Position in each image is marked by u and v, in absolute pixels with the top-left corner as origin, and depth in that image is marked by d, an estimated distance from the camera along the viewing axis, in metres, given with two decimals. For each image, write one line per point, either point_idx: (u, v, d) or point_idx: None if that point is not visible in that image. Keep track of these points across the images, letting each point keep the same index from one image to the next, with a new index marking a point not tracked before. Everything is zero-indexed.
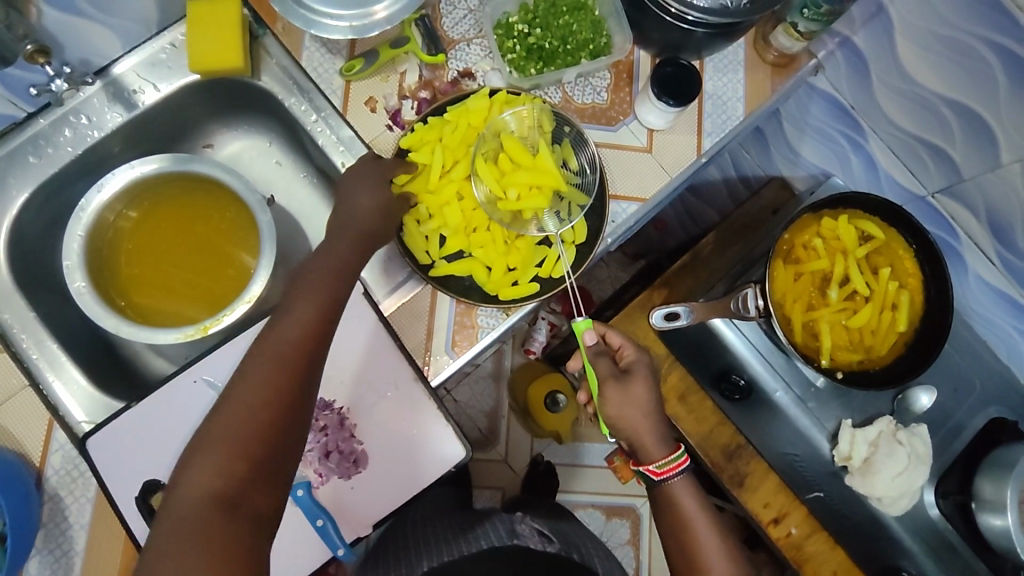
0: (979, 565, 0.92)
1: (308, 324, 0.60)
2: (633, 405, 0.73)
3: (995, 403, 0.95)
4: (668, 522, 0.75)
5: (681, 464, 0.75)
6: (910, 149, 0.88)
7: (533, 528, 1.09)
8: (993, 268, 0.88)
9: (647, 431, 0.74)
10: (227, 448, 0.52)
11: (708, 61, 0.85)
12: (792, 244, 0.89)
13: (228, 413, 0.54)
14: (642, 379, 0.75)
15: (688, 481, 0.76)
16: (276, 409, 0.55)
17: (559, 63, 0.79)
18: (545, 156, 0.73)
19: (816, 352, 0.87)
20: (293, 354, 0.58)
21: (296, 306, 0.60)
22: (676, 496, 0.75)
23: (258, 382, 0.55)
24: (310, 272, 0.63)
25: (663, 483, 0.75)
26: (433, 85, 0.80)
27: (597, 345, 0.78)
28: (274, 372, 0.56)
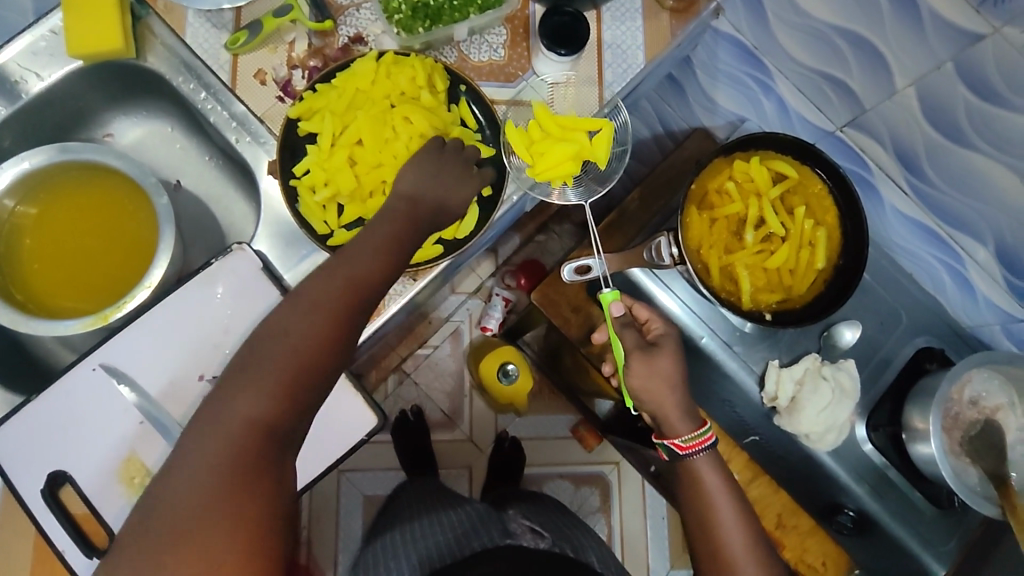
0: (916, 495, 0.93)
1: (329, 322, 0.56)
2: (658, 377, 0.76)
3: (924, 333, 0.96)
4: (690, 496, 0.75)
5: (705, 440, 0.76)
6: (814, 85, 0.86)
7: (525, 527, 1.09)
8: (906, 197, 0.88)
9: (672, 405, 0.76)
10: (226, 447, 0.50)
11: (605, 10, 0.84)
12: (706, 189, 0.89)
13: (227, 407, 0.52)
14: (668, 353, 0.78)
15: (711, 458, 0.76)
16: (279, 412, 0.53)
17: (446, 21, 0.77)
18: (602, 142, 0.76)
19: (737, 297, 0.88)
20: (304, 355, 0.55)
21: (326, 304, 0.57)
22: (700, 471, 0.76)
23: (269, 376, 0.53)
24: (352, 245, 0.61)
25: (686, 457, 0.76)
26: (324, 53, 0.79)
27: (623, 317, 0.80)
28: (284, 369, 0.54)
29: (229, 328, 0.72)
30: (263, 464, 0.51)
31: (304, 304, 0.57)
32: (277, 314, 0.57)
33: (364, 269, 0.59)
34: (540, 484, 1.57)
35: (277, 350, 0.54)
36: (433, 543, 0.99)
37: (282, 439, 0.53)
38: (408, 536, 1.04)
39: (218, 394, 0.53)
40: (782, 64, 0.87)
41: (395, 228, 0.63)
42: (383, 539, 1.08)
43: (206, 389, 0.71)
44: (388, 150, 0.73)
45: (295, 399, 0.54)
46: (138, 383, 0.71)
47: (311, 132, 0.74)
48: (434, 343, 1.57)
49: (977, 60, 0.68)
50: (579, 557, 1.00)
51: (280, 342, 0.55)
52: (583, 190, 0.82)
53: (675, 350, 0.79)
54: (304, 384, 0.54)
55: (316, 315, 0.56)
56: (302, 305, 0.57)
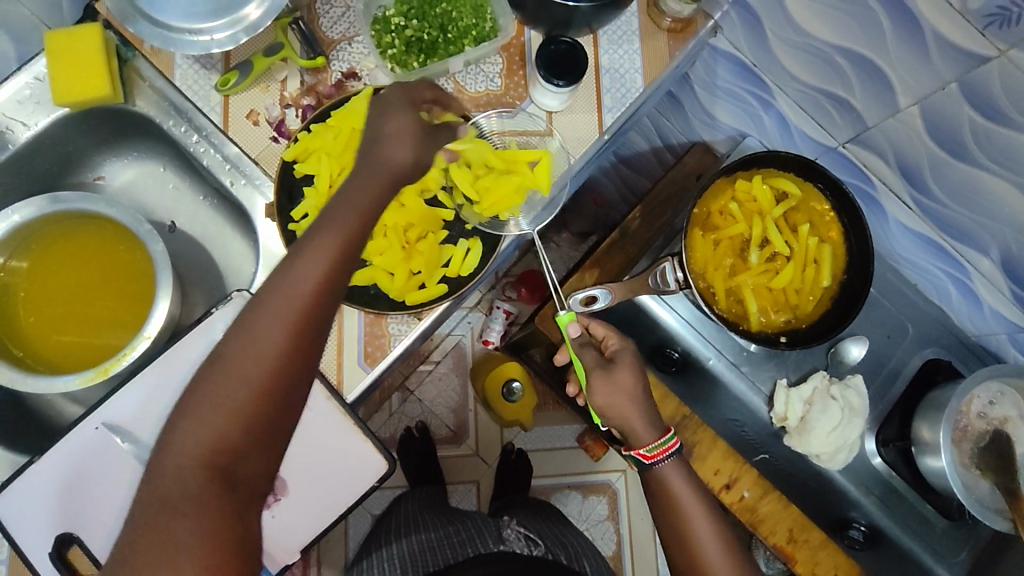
0: (926, 506, 0.93)
1: (288, 332, 0.51)
2: (620, 392, 0.74)
3: (931, 344, 0.96)
4: (659, 505, 0.74)
5: (671, 447, 0.74)
6: (814, 102, 0.85)
7: (519, 532, 1.09)
8: (910, 212, 0.88)
9: (636, 417, 0.74)
10: (185, 474, 0.47)
11: (601, 34, 0.83)
12: (708, 210, 0.88)
13: (184, 433, 0.48)
14: (627, 367, 0.76)
15: (679, 466, 0.75)
16: (238, 432, 0.49)
17: (441, 54, 0.76)
18: (544, 170, 0.75)
19: (743, 318, 0.87)
20: (267, 374, 0.50)
21: (278, 317, 0.50)
22: (668, 480, 0.74)
23: (229, 400, 0.49)
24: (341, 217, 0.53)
25: (653, 466, 0.74)
26: (316, 90, 0.77)
27: (581, 337, 0.80)
28: (245, 390, 0.49)
29: None
30: (226, 488, 0.48)
31: (257, 316, 0.51)
32: (229, 331, 0.51)
33: (315, 271, 0.51)
34: (547, 494, 1.56)
35: (232, 370, 0.49)
36: (432, 556, 0.98)
37: (247, 461, 0.50)
38: (405, 548, 1.02)
39: (178, 418, 0.50)
40: (782, 81, 0.86)
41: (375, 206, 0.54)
42: (379, 551, 1.05)
43: None
44: None
45: (260, 421, 0.50)
46: (142, 439, 0.70)
47: (309, 174, 0.73)
48: (435, 359, 1.55)
49: (982, 81, 0.67)
50: (574, 566, 0.99)
51: (238, 361, 0.50)
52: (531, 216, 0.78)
53: (634, 363, 0.77)
54: (269, 404, 0.50)
55: (270, 329, 0.50)
56: (268, 310, 0.50)
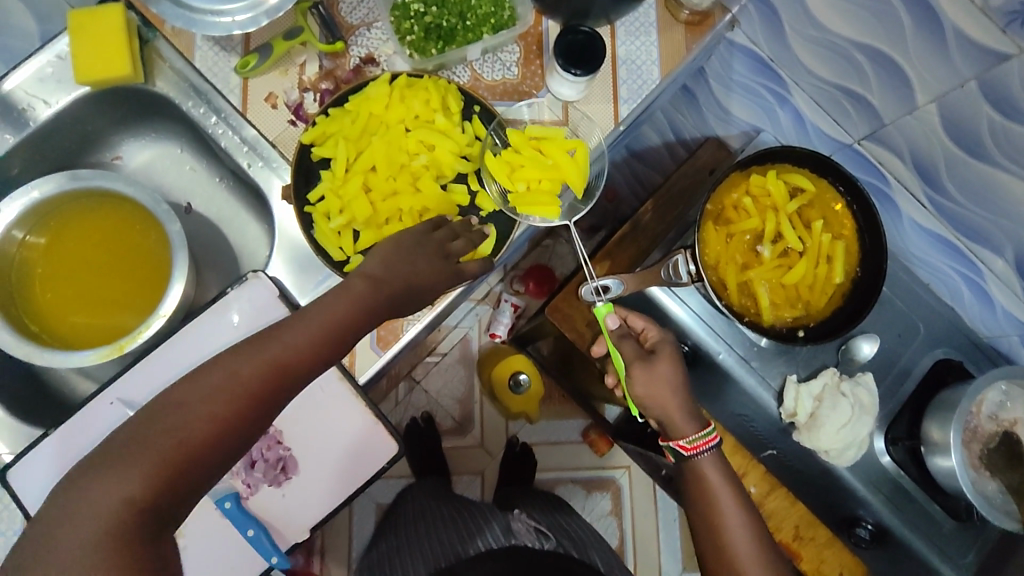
0: (935, 507, 0.92)
1: (255, 387, 0.52)
2: (660, 383, 0.77)
3: (942, 344, 0.96)
4: (695, 494, 0.78)
5: (710, 442, 0.77)
6: (831, 98, 0.85)
7: (528, 525, 1.07)
8: (924, 210, 0.88)
9: (675, 408, 0.77)
10: (103, 515, 0.44)
11: (618, 25, 0.83)
12: (722, 205, 0.88)
13: (113, 470, 0.46)
14: (667, 358, 0.79)
15: (715, 458, 0.78)
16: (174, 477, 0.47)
17: (460, 41, 0.76)
18: (580, 161, 0.73)
19: (756, 313, 0.87)
20: (220, 423, 0.50)
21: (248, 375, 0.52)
22: (705, 472, 0.77)
23: (173, 442, 0.48)
24: (322, 306, 0.58)
25: (692, 458, 0.77)
26: (335, 75, 0.78)
27: (620, 328, 0.80)
28: (200, 433, 0.49)
29: None
30: (143, 536, 0.45)
31: (226, 368, 0.52)
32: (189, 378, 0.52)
33: (304, 342, 0.55)
34: (551, 488, 1.57)
35: (188, 413, 0.49)
36: (437, 549, 0.98)
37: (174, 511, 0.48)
38: (413, 543, 1.03)
39: (104, 454, 0.47)
40: (798, 76, 0.86)
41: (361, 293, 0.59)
42: (391, 543, 1.08)
43: None
44: (404, 175, 0.72)
45: (197, 470, 0.49)
46: None
47: (325, 158, 0.73)
48: (441, 351, 1.56)
49: (1001, 80, 0.67)
50: (583, 559, 0.99)
51: (197, 407, 0.50)
52: (567, 210, 0.76)
53: (673, 355, 0.80)
54: (218, 447, 0.50)
55: (238, 384, 0.51)
56: (235, 365, 0.52)
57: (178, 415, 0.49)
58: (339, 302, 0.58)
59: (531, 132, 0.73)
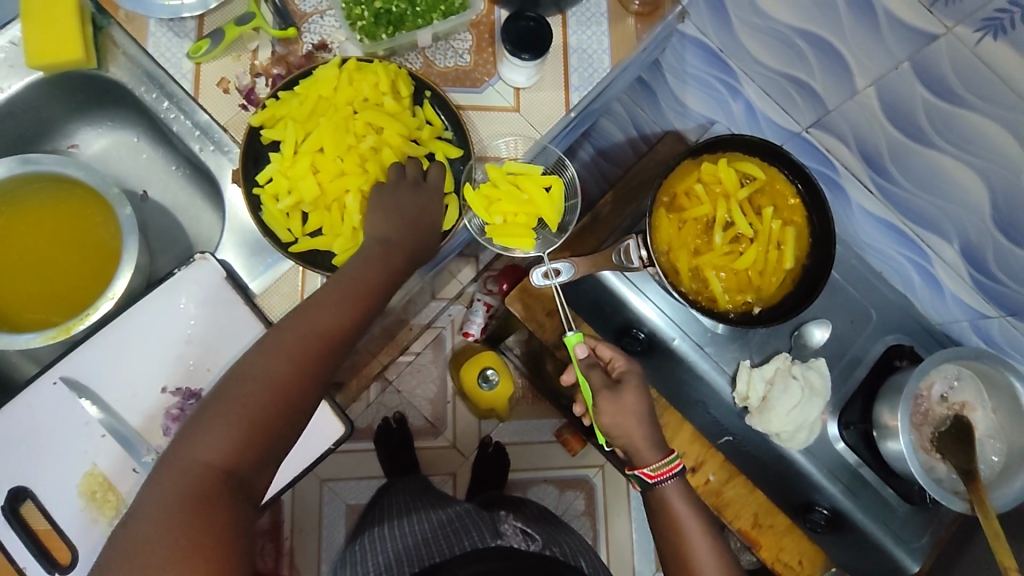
0: (888, 490, 0.94)
1: (305, 354, 0.59)
2: (626, 413, 0.76)
3: (894, 331, 0.98)
4: (662, 526, 0.75)
5: (673, 468, 0.75)
6: (779, 87, 0.87)
7: (516, 528, 0.97)
8: (871, 196, 0.89)
9: (641, 438, 0.76)
10: (191, 482, 0.51)
11: (570, 15, 0.84)
12: (674, 192, 0.90)
13: (193, 445, 0.53)
14: (634, 388, 0.78)
15: (680, 484, 0.76)
16: (249, 443, 0.54)
17: (409, 27, 0.77)
18: (555, 197, 0.77)
19: (708, 297, 0.89)
20: (279, 389, 0.57)
21: (296, 348, 0.59)
22: (670, 501, 0.75)
23: (240, 414, 0.55)
24: (352, 276, 0.64)
25: (656, 486, 0.76)
26: (287, 61, 0.79)
27: (588, 357, 0.79)
28: (262, 399, 0.56)
29: (192, 338, 0.71)
30: (229, 497, 0.52)
31: (274, 346, 0.58)
32: (245, 357, 0.59)
33: (345, 309, 0.61)
34: (524, 489, 1.56)
35: (247, 390, 0.56)
36: (430, 556, 0.88)
37: (249, 477, 0.54)
38: (398, 551, 0.92)
39: (192, 424, 0.55)
40: (747, 66, 0.87)
41: (381, 269, 0.65)
42: (373, 532, 1.04)
43: (169, 400, 0.70)
44: (352, 156, 0.72)
45: (264, 437, 0.55)
46: (101, 396, 0.70)
47: (275, 140, 0.73)
48: (415, 350, 1.56)
49: (933, 60, 0.69)
50: (571, 561, 0.90)
51: (257, 380, 0.56)
52: (542, 243, 0.81)
53: (639, 385, 0.79)
54: (280, 412, 0.56)
55: (287, 356, 0.58)
56: (286, 337, 0.59)
57: (245, 385, 0.56)
58: (364, 273, 0.64)
59: (508, 167, 0.76)
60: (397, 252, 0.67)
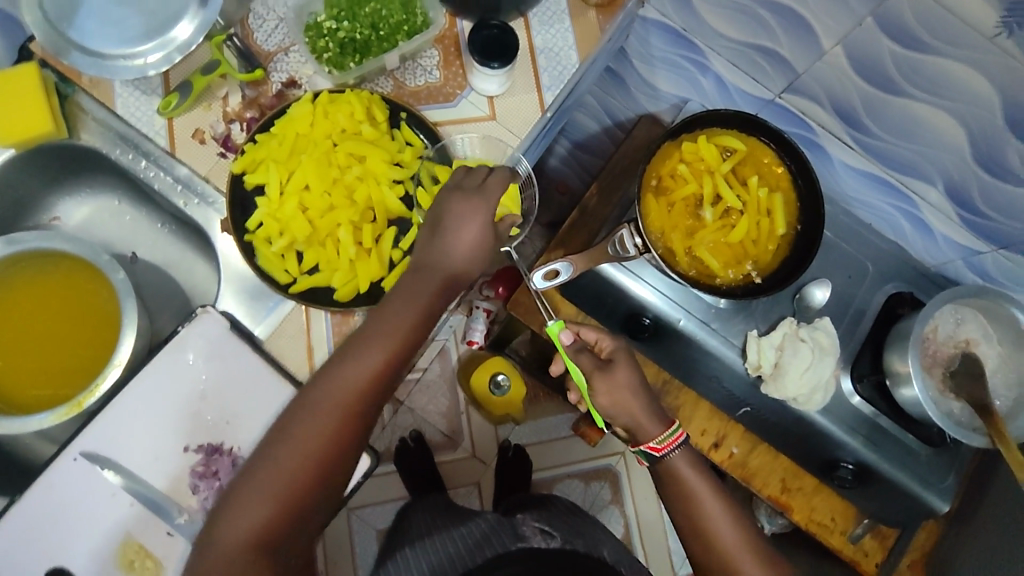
0: (909, 437, 0.94)
1: (333, 420, 0.63)
2: (622, 389, 0.76)
3: (892, 279, 0.99)
4: (671, 493, 0.77)
5: (678, 439, 0.77)
6: (746, 57, 0.87)
7: (535, 528, 0.99)
8: (852, 151, 0.91)
9: (641, 412, 0.76)
10: (235, 550, 0.59)
11: (532, 16, 0.84)
12: (660, 176, 0.90)
13: (233, 518, 0.59)
14: (625, 364, 0.78)
15: (686, 453, 0.78)
16: (292, 516, 0.61)
17: (375, 52, 0.78)
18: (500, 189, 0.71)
19: (708, 274, 0.90)
20: (312, 455, 0.61)
21: (328, 420, 0.62)
22: (678, 470, 0.77)
23: (276, 484, 0.60)
24: (382, 320, 0.66)
25: (663, 458, 0.77)
26: (259, 103, 0.78)
27: (576, 343, 0.79)
28: (294, 469, 0.61)
29: (205, 393, 0.71)
30: (272, 555, 0.60)
31: (304, 414, 0.62)
32: (278, 426, 0.63)
33: (371, 364, 0.64)
34: (550, 487, 1.57)
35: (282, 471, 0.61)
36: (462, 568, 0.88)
37: (288, 536, 0.61)
38: (431, 565, 0.92)
39: (230, 498, 0.61)
40: (712, 42, 0.88)
41: (418, 310, 0.66)
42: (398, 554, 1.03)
43: (193, 458, 0.70)
44: (338, 190, 0.72)
45: (301, 500, 0.61)
46: (123, 464, 0.69)
47: (258, 183, 0.73)
48: (422, 366, 1.53)
49: (895, 12, 0.69)
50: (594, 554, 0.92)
51: (288, 459, 0.61)
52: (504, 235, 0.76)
53: (631, 361, 0.79)
54: (313, 476, 0.62)
55: (317, 424, 0.62)
56: (313, 406, 0.63)
57: (278, 456, 0.61)
58: (393, 317, 0.66)
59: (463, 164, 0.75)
60: (439, 285, 0.67)
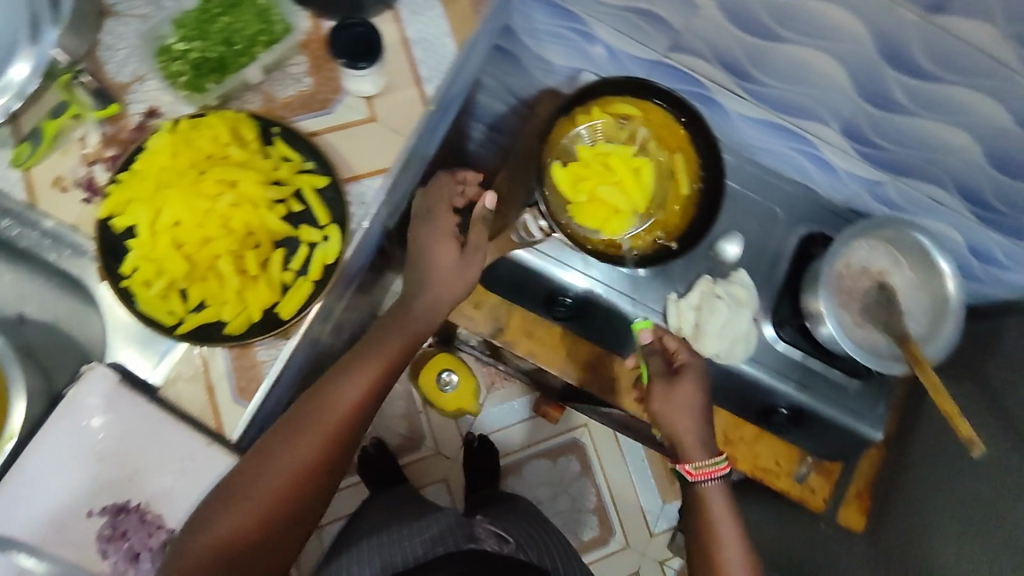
0: (835, 373, 0.96)
1: (323, 440, 0.68)
2: (675, 403, 0.79)
3: (803, 221, 1.00)
4: (699, 523, 0.76)
5: (719, 470, 0.76)
6: (627, 22, 0.85)
7: (488, 530, 1.01)
8: (746, 102, 0.90)
9: (688, 431, 0.78)
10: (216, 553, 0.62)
11: (401, 6, 0.80)
12: (558, 153, 0.90)
13: (220, 524, 0.63)
14: (692, 379, 0.80)
15: (722, 488, 0.77)
16: (273, 525, 0.66)
17: (234, 68, 0.75)
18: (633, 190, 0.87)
19: (616, 246, 0.89)
20: (299, 472, 0.66)
21: (317, 438, 0.67)
22: (708, 500, 0.76)
23: (263, 495, 0.65)
24: (375, 350, 0.74)
25: (696, 484, 0.77)
26: (120, 139, 0.74)
27: (652, 345, 0.86)
28: (282, 482, 0.66)
29: (103, 453, 0.68)
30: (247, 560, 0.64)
31: (296, 433, 0.67)
32: (269, 440, 0.67)
33: (362, 390, 0.71)
34: (518, 470, 1.57)
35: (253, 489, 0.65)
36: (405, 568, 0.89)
37: (263, 544, 0.65)
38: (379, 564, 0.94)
39: (216, 505, 0.64)
40: (591, 10, 0.86)
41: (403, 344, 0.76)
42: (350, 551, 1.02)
43: (98, 522, 0.67)
44: (212, 220, 0.68)
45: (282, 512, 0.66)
46: (23, 541, 0.65)
47: (128, 225, 0.69)
48: None
49: None
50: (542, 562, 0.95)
51: (266, 481, 0.65)
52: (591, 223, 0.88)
53: (700, 377, 0.81)
54: (298, 490, 0.67)
55: (308, 444, 0.67)
56: (304, 426, 0.67)
57: (268, 467, 0.65)
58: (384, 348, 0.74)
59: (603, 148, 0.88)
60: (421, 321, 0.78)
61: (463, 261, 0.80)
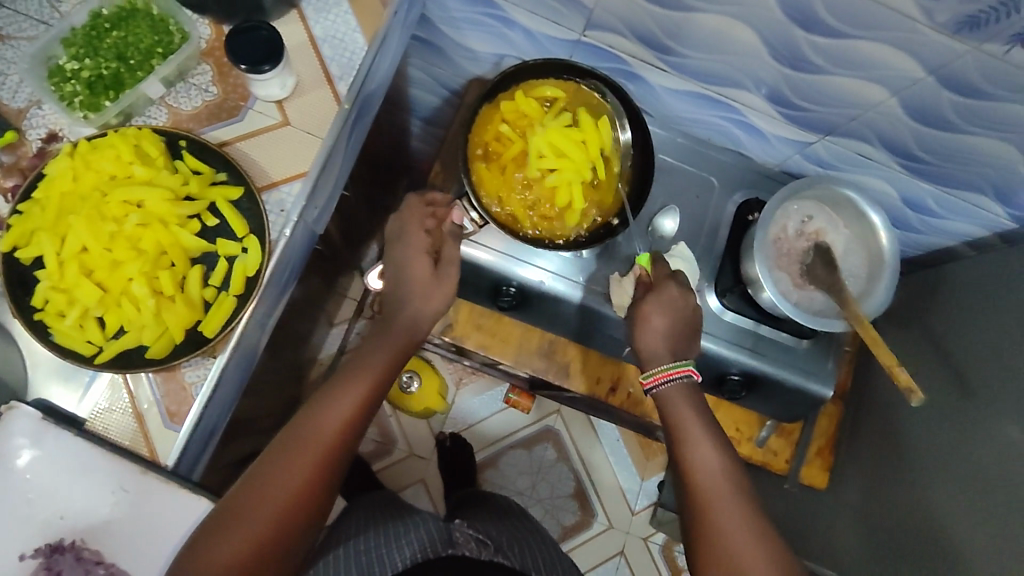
0: (782, 334, 0.96)
1: (311, 460, 0.67)
2: (640, 323, 0.83)
3: (739, 187, 1.01)
4: (666, 426, 0.79)
5: (672, 373, 0.79)
6: (539, 3, 0.84)
7: (468, 534, 0.99)
8: (668, 74, 0.89)
9: (650, 346, 0.82)
10: None
11: (305, 5, 0.78)
12: (485, 141, 0.88)
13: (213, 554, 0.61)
14: (657, 302, 0.82)
15: (682, 390, 0.80)
16: (270, 553, 0.63)
17: (129, 84, 0.72)
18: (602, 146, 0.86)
19: (553, 230, 0.88)
20: (291, 493, 0.65)
21: (305, 459, 0.67)
22: (673, 405, 0.79)
23: (256, 520, 0.63)
24: (358, 369, 0.75)
25: (656, 391, 0.81)
26: (21, 167, 0.71)
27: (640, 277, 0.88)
28: (274, 505, 0.64)
29: (32, 493, 0.66)
30: None
31: (283, 455, 0.67)
32: (258, 467, 0.67)
33: (347, 407, 0.71)
34: (494, 462, 1.56)
35: (261, 506, 0.64)
36: None
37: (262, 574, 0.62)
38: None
39: (208, 536, 0.62)
40: None
41: (386, 361, 0.77)
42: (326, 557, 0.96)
43: (32, 564, 0.65)
44: (120, 242, 0.65)
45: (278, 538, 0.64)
46: None
47: (33, 257, 0.66)
48: None
49: None
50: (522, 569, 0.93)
51: (260, 509, 0.64)
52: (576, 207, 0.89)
53: (666, 295, 0.83)
54: (291, 513, 0.65)
55: (296, 465, 0.66)
56: (291, 448, 0.67)
57: (257, 492, 0.64)
58: (366, 367, 0.75)
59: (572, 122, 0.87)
60: (403, 337, 0.80)
61: (438, 277, 0.82)
